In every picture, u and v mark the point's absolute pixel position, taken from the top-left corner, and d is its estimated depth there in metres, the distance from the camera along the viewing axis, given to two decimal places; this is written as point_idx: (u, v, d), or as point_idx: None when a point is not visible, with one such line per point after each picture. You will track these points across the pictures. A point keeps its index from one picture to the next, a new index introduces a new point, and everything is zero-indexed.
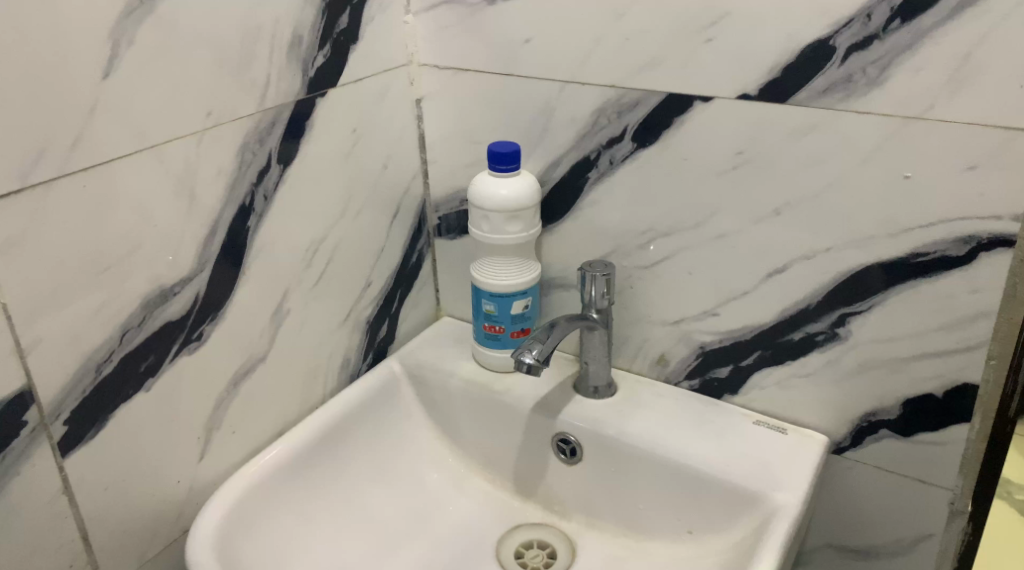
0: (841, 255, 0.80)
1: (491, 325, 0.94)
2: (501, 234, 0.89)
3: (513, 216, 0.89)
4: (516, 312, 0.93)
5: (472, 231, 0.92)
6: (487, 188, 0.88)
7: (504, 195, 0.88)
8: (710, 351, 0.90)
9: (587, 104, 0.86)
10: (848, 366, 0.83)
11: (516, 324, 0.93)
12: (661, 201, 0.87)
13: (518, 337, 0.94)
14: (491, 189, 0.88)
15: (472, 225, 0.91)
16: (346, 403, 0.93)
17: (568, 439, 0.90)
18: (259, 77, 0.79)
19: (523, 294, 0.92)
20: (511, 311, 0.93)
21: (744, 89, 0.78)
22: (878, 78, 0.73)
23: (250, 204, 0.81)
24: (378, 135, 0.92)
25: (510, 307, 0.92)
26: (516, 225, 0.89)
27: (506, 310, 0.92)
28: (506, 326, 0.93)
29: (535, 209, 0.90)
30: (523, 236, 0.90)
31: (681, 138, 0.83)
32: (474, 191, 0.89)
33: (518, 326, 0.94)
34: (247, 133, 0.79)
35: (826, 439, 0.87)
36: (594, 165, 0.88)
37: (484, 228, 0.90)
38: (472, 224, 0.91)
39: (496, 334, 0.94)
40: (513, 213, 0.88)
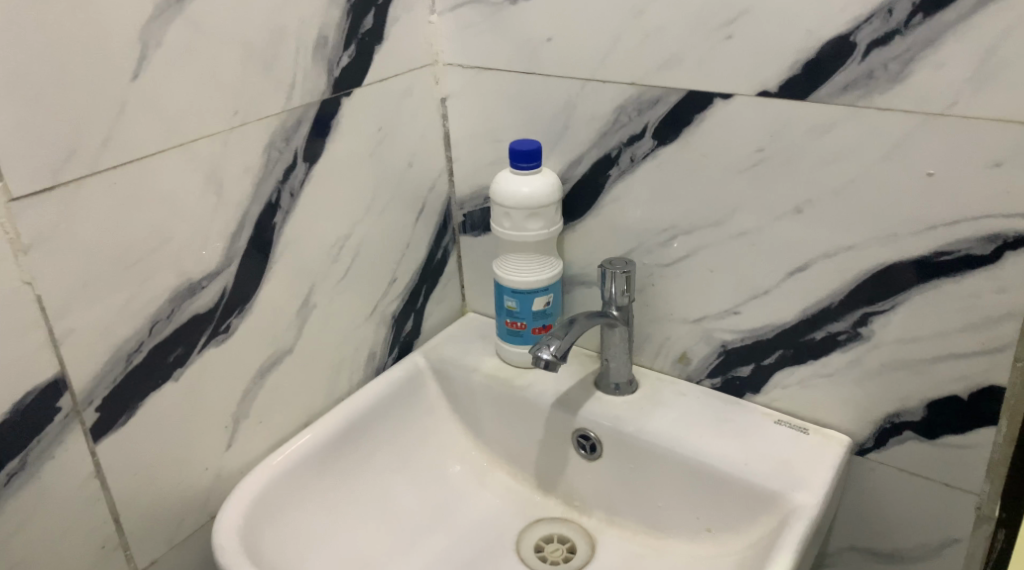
0: (863, 254, 0.79)
1: (513, 321, 0.95)
2: (523, 230, 0.90)
3: (535, 213, 0.90)
4: (537, 309, 0.94)
5: (494, 228, 0.93)
6: (508, 185, 0.89)
7: (525, 192, 0.88)
8: (731, 350, 0.90)
9: (608, 101, 0.86)
10: (870, 366, 0.82)
11: (538, 321, 0.94)
12: (683, 199, 0.86)
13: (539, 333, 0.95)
14: (513, 186, 0.89)
15: (495, 222, 0.92)
16: (370, 397, 0.94)
17: (588, 436, 0.90)
18: (285, 76, 0.81)
19: (544, 290, 0.93)
20: (533, 307, 0.93)
21: (764, 87, 0.78)
22: (900, 74, 0.72)
23: (275, 201, 0.83)
24: (403, 133, 0.94)
25: (531, 303, 0.93)
26: (537, 222, 0.90)
27: (528, 306, 0.93)
28: (528, 322, 0.94)
29: (557, 206, 0.91)
30: (544, 233, 0.91)
31: (701, 136, 0.83)
32: (496, 188, 0.90)
33: (539, 322, 0.94)
34: (273, 131, 0.81)
35: (849, 439, 0.86)
36: (614, 163, 0.89)
37: (507, 225, 0.91)
38: (495, 221, 0.92)
39: (518, 330, 0.95)
40: (535, 210, 0.89)
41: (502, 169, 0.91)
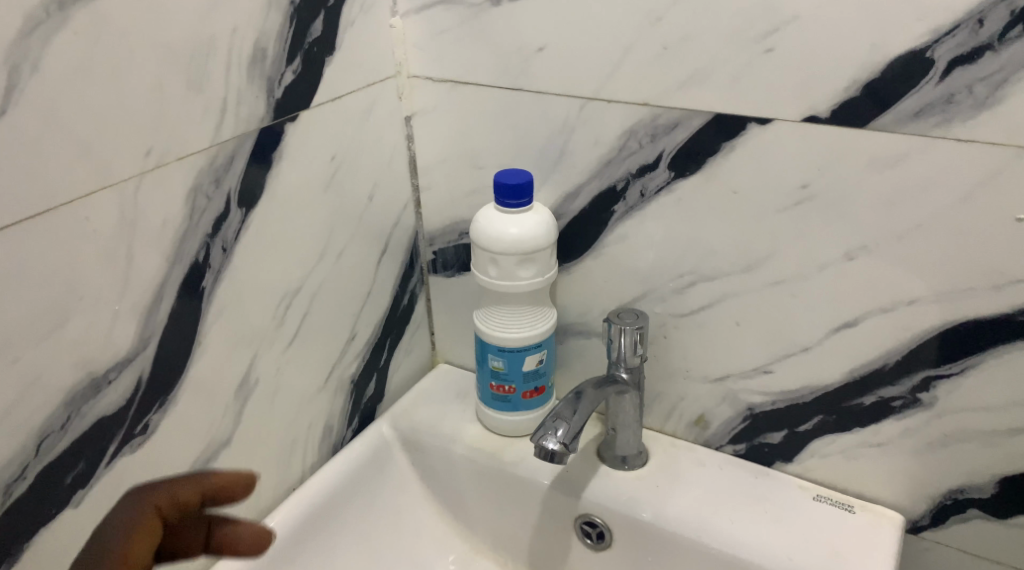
0: (929, 309, 0.66)
1: (499, 383, 0.79)
2: (513, 280, 0.74)
3: (528, 258, 0.73)
4: (528, 369, 0.77)
5: (477, 276, 0.76)
6: (494, 226, 0.73)
7: (515, 234, 0.72)
8: (760, 414, 0.76)
9: (613, 124, 0.71)
10: (931, 437, 0.70)
11: (529, 383, 0.78)
12: (706, 241, 0.71)
13: (531, 397, 0.79)
14: (500, 227, 0.73)
15: (478, 270, 0.76)
16: (332, 479, 0.78)
17: (595, 522, 0.76)
18: (214, 102, 0.63)
19: (537, 347, 0.77)
20: (523, 368, 0.77)
21: (812, 111, 0.64)
22: (988, 98, 0.59)
23: (205, 260, 0.65)
24: (360, 161, 0.77)
25: (521, 363, 0.77)
26: (530, 268, 0.74)
27: (517, 367, 0.77)
28: (518, 385, 0.78)
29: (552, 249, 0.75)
30: (538, 281, 0.74)
31: (730, 168, 0.68)
32: (479, 229, 0.74)
33: (531, 384, 0.78)
34: (200, 172, 0.63)
35: (901, 517, 0.73)
36: (620, 197, 0.73)
37: (494, 273, 0.74)
38: (478, 269, 0.76)
39: (505, 394, 0.79)
40: (527, 255, 0.73)
41: (484, 206, 0.75)
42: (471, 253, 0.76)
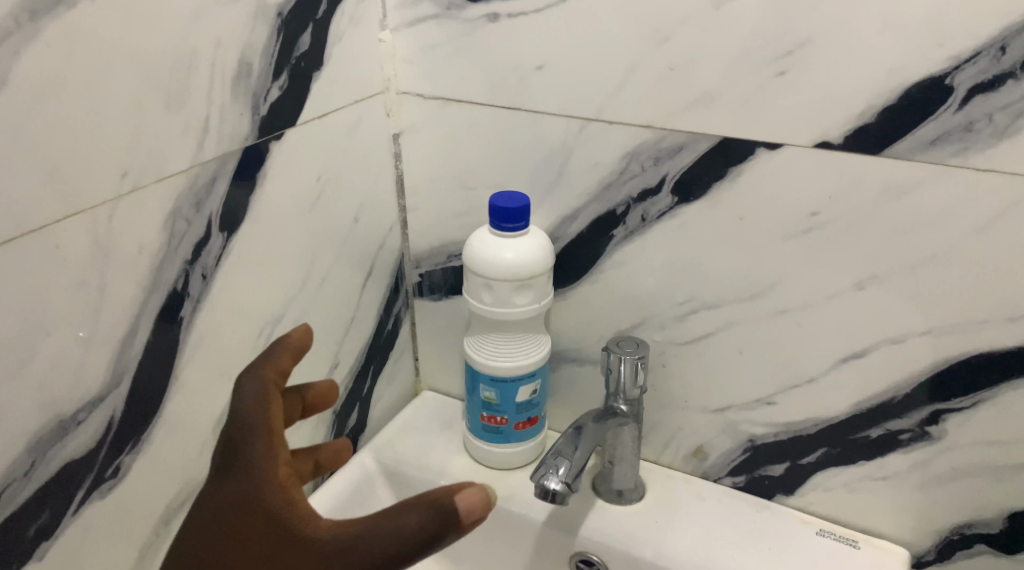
0: (941, 341, 0.64)
1: (490, 415, 0.74)
2: (508, 307, 0.70)
3: (524, 284, 0.70)
4: (521, 400, 0.74)
5: (469, 303, 0.72)
6: (489, 249, 0.69)
7: (511, 258, 0.69)
8: (761, 446, 0.74)
9: (614, 146, 0.67)
10: (939, 472, 0.68)
11: (522, 415, 0.74)
12: (710, 270, 0.68)
13: (523, 428, 0.75)
14: (495, 251, 0.69)
15: (470, 296, 0.72)
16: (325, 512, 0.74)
17: (592, 560, 0.72)
18: (196, 119, 0.59)
19: (531, 377, 0.73)
20: (516, 398, 0.73)
21: (824, 136, 0.62)
22: (1007, 127, 0.58)
23: (183, 288, 0.61)
24: (345, 181, 0.73)
25: (514, 393, 0.73)
26: (526, 295, 0.70)
27: (510, 398, 0.73)
28: (510, 417, 0.74)
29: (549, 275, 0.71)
30: (534, 309, 0.71)
31: (737, 193, 0.66)
32: (472, 253, 0.70)
33: (524, 415, 0.74)
34: (179, 195, 0.59)
35: (907, 552, 0.71)
36: (620, 221, 0.70)
37: (487, 300, 0.70)
38: (470, 295, 0.72)
39: (496, 426, 0.75)
40: (524, 281, 0.69)
41: (478, 229, 0.71)
42: (463, 278, 0.72)
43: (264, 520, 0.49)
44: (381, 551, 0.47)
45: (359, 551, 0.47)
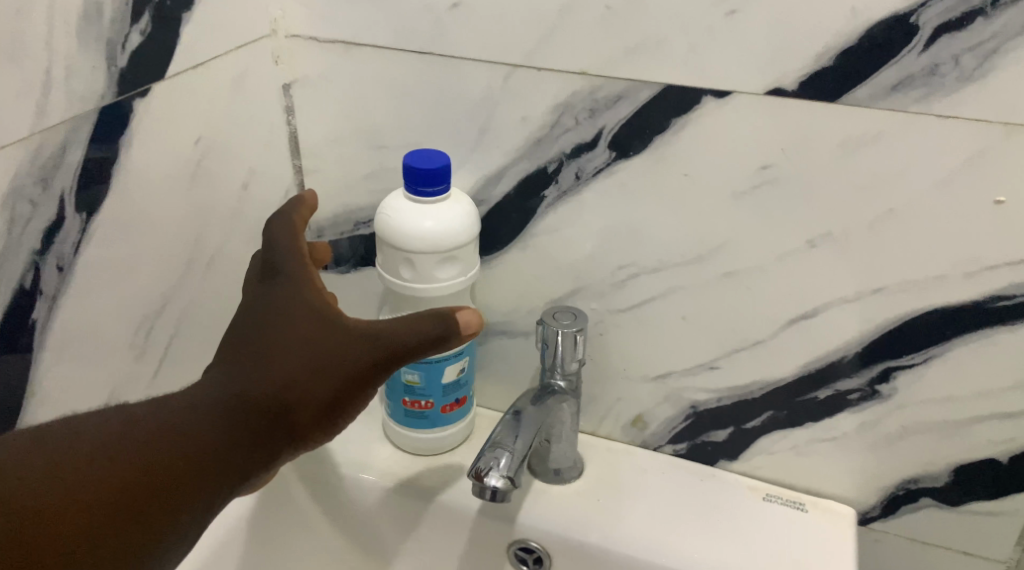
0: (894, 298, 0.61)
1: (412, 399, 0.67)
2: (430, 283, 0.62)
3: (448, 256, 0.62)
4: (448, 381, 0.66)
5: (385, 279, 0.64)
6: (406, 219, 0.61)
7: (432, 227, 0.60)
8: (704, 412, 0.69)
9: (545, 97, 0.60)
10: (887, 429, 0.66)
11: (449, 397, 0.67)
12: (651, 232, 0.63)
13: (451, 411, 0.68)
14: (413, 220, 0.61)
15: (385, 271, 0.63)
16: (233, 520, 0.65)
17: (532, 547, 0.67)
18: (34, 75, 0.48)
19: (459, 356, 0.66)
20: (442, 380, 0.66)
21: (778, 83, 0.56)
22: (975, 70, 0.53)
23: (33, 285, 0.50)
24: (231, 143, 0.62)
25: (440, 375, 0.66)
26: (451, 268, 0.62)
27: (436, 380, 0.66)
28: (436, 400, 0.67)
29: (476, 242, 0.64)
30: (460, 282, 0.63)
31: (681, 148, 0.59)
32: (387, 224, 0.61)
33: (451, 397, 0.67)
34: (18, 171, 0.48)
35: (852, 511, 0.70)
36: (552, 180, 0.63)
37: (406, 276, 0.62)
38: (385, 270, 0.63)
39: (420, 410, 0.67)
40: (447, 252, 0.61)
41: (391, 196, 0.62)
42: (376, 251, 0.64)
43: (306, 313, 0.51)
44: (407, 335, 0.50)
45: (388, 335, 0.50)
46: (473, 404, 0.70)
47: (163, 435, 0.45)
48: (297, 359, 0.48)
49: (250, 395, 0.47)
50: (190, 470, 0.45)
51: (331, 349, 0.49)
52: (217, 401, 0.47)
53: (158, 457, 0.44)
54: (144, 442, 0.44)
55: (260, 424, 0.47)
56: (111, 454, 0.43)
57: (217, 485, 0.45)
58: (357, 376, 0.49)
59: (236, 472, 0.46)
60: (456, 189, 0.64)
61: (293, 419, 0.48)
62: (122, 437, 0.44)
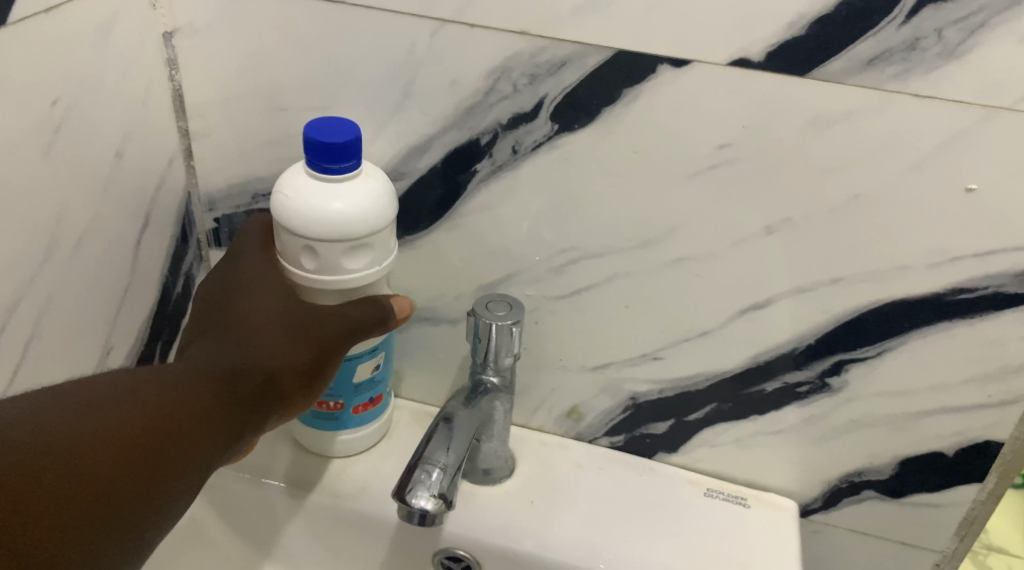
0: (853, 290, 0.56)
1: (321, 401, 0.59)
2: (337, 274, 0.53)
3: (359, 243, 0.53)
4: (361, 380, 0.59)
5: (284, 271, 0.54)
6: (310, 199, 0.51)
7: (342, 210, 0.51)
8: (644, 404, 0.64)
9: (477, 58, 0.52)
10: (835, 423, 0.62)
11: (361, 396, 0.60)
12: (593, 214, 0.56)
13: (363, 412, 0.61)
14: (318, 200, 0.51)
15: (284, 260, 0.54)
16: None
17: (459, 556, 0.61)
18: None
19: (374, 352, 0.58)
20: (354, 378, 0.58)
21: (741, 52, 0.50)
22: (959, 45, 0.48)
23: None
24: (101, 102, 0.52)
25: (353, 375, 0.58)
26: (362, 257, 0.53)
27: (347, 379, 0.58)
28: (348, 400, 0.59)
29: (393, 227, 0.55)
30: (373, 273, 0.54)
31: (632, 121, 0.53)
32: (286, 205, 0.52)
33: (364, 396, 0.60)
34: None
35: (794, 504, 0.66)
36: (485, 154, 0.55)
37: (309, 266, 0.53)
38: (285, 259, 0.54)
39: (330, 412, 0.60)
40: (359, 240, 0.52)
41: (290, 171, 0.52)
42: (273, 237, 0.54)
43: (277, 290, 0.54)
44: (371, 313, 0.54)
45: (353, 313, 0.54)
46: (388, 400, 0.63)
47: (156, 403, 0.47)
48: (275, 334, 0.52)
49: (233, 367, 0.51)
50: (184, 433, 0.47)
51: (307, 323, 0.53)
52: (199, 372, 0.50)
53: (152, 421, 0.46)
54: (140, 407, 0.46)
55: (246, 395, 0.50)
56: (103, 420, 0.45)
57: (209, 448, 0.48)
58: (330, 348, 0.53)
59: (226, 438, 0.49)
60: (368, 163, 0.55)
61: (275, 386, 0.51)
62: (112, 404, 0.46)
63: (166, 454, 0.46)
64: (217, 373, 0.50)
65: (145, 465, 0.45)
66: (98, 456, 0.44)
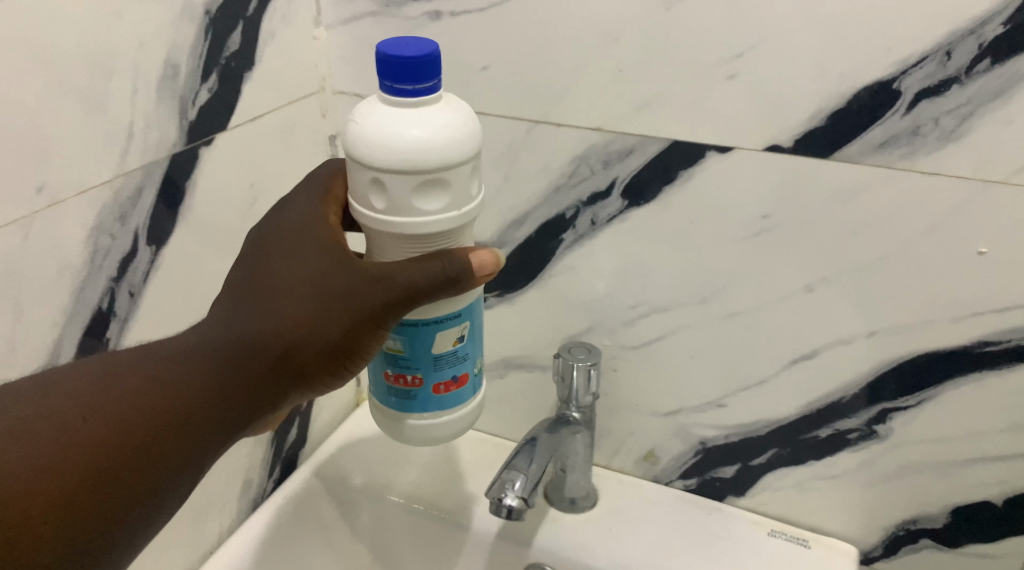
0: (886, 343, 0.65)
1: (397, 373, 0.55)
2: (405, 215, 0.50)
3: (432, 180, 0.49)
4: (441, 352, 0.55)
5: (356, 212, 0.52)
6: (381, 126, 0.49)
7: (415, 137, 0.48)
8: (712, 448, 0.74)
9: (563, 149, 0.66)
10: (885, 468, 0.69)
11: (442, 372, 0.55)
12: (658, 275, 0.68)
13: (444, 392, 0.56)
14: (391, 127, 0.49)
15: (354, 200, 0.51)
16: (264, 522, 0.72)
17: None
18: (118, 125, 0.56)
19: (456, 319, 0.54)
20: (433, 348, 0.55)
21: (774, 139, 0.61)
22: (954, 131, 0.58)
23: (108, 308, 0.58)
24: (281, 186, 0.70)
25: (432, 340, 0.54)
26: (436, 196, 0.50)
27: (425, 348, 0.54)
28: (426, 375, 0.55)
29: (474, 171, 0.51)
30: (448, 215, 0.50)
31: (686, 198, 0.65)
32: (355, 134, 0.49)
33: (446, 374, 0.56)
34: (102, 209, 0.56)
35: (855, 549, 0.72)
36: (570, 226, 0.69)
37: (378, 206, 0.50)
38: (355, 199, 0.51)
39: (407, 387, 0.56)
40: (428, 176, 0.49)
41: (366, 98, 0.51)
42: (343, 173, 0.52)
43: (315, 249, 0.52)
44: (413, 273, 0.50)
45: (391, 278, 0.50)
46: (476, 387, 0.58)
47: (164, 388, 0.49)
48: (302, 302, 0.51)
49: (246, 343, 0.51)
50: (192, 415, 0.50)
51: (338, 290, 0.51)
52: (219, 348, 0.51)
53: (157, 408, 0.49)
54: (146, 393, 0.49)
55: (261, 373, 0.51)
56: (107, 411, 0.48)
57: (221, 424, 0.51)
58: (360, 316, 0.51)
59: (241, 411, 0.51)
60: (450, 95, 0.52)
61: (299, 357, 0.51)
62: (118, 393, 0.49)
63: (169, 436, 0.49)
64: (234, 346, 0.51)
65: (148, 450, 0.49)
66: (99, 448, 0.48)
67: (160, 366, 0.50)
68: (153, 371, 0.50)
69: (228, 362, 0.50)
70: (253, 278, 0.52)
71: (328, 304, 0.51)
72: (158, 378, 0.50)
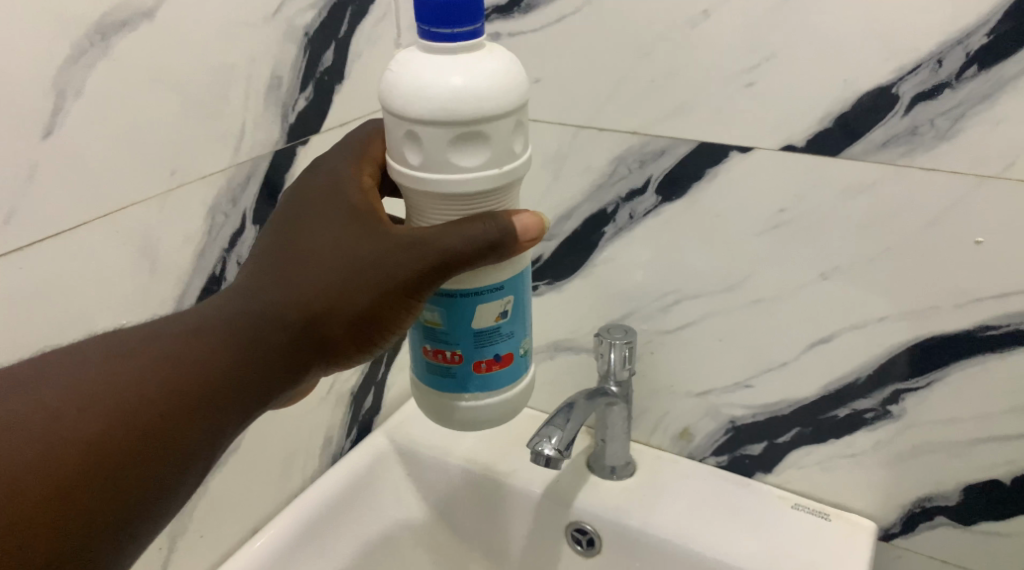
0: (895, 328, 0.71)
1: (440, 348, 0.59)
2: (445, 167, 0.53)
3: (471, 131, 0.52)
4: (482, 327, 0.58)
5: (397, 164, 0.55)
6: (425, 76, 0.52)
7: (455, 86, 0.52)
8: (741, 427, 0.81)
9: (605, 151, 0.76)
10: (900, 447, 0.75)
11: (482, 349, 0.59)
12: (690, 263, 0.76)
13: (485, 370, 0.60)
14: (435, 77, 0.52)
15: (396, 154, 0.55)
16: (341, 476, 0.82)
17: (585, 529, 0.79)
18: (232, 125, 0.68)
19: (497, 292, 0.58)
20: (474, 323, 0.58)
21: (789, 139, 0.69)
22: (948, 131, 0.64)
23: (220, 273, 0.71)
24: None
25: (473, 316, 0.58)
26: (475, 147, 0.53)
27: (465, 323, 0.58)
28: (466, 351, 0.59)
29: (516, 126, 0.54)
30: (486, 167, 0.53)
31: (712, 194, 0.73)
32: (400, 84, 0.53)
33: (486, 351, 0.59)
34: (219, 192, 0.69)
35: (874, 525, 0.78)
36: (610, 220, 0.78)
37: (420, 158, 0.53)
38: (398, 151, 0.54)
39: (449, 364, 0.60)
40: (467, 126, 0.52)
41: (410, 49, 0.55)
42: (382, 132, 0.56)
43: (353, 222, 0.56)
44: (448, 242, 0.54)
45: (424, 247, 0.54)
46: (519, 366, 0.61)
47: (209, 348, 0.53)
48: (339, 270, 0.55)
49: (288, 307, 0.54)
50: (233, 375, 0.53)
51: (373, 258, 0.55)
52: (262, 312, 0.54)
53: (200, 367, 0.52)
54: (191, 354, 0.52)
55: (301, 336, 0.54)
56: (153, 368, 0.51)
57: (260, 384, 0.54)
58: (394, 283, 0.55)
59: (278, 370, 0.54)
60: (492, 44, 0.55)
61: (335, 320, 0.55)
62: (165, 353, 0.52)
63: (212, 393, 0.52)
64: (277, 310, 0.54)
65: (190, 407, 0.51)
66: (144, 402, 0.50)
67: (204, 328, 0.54)
68: (198, 333, 0.53)
69: (270, 325, 0.54)
70: (294, 247, 0.56)
71: (364, 271, 0.55)
72: (203, 340, 0.53)
